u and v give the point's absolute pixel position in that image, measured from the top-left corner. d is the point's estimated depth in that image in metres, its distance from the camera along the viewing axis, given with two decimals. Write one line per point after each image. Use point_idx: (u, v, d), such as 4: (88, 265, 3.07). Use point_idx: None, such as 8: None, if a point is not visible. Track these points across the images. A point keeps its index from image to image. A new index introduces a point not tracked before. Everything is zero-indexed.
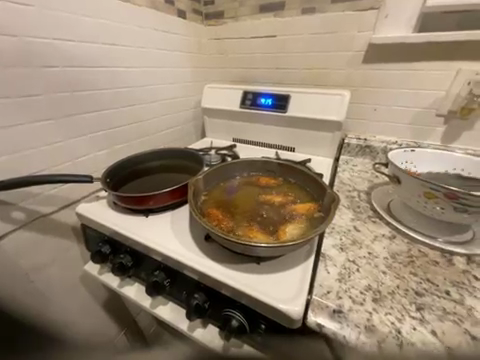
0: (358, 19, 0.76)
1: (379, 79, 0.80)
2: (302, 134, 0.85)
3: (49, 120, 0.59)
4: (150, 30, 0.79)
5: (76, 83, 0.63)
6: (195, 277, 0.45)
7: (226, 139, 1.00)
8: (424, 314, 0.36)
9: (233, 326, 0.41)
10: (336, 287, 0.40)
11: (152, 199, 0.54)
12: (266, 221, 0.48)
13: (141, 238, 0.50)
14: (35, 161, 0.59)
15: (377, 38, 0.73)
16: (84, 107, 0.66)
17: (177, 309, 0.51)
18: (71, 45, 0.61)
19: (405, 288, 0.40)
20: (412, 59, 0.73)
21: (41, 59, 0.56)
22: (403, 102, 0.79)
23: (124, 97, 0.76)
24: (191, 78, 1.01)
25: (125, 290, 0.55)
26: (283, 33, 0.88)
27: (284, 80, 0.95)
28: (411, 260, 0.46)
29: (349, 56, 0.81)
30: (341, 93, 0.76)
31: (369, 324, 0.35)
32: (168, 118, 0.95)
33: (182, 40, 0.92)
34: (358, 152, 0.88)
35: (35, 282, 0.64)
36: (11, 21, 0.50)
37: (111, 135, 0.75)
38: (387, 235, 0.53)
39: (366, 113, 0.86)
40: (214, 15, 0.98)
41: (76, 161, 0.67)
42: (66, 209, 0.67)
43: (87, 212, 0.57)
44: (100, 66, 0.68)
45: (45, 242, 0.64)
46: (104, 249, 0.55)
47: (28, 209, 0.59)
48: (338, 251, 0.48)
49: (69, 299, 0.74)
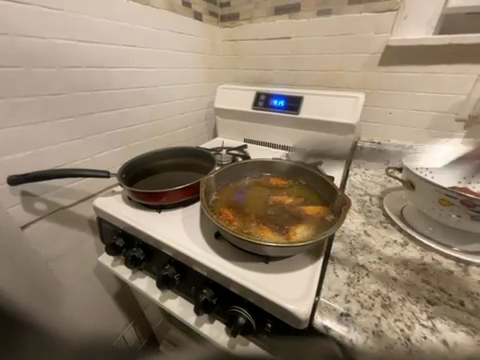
0: (376, 21, 0.74)
1: (395, 82, 0.78)
2: (314, 136, 0.84)
3: (71, 117, 0.63)
4: (167, 32, 0.82)
5: (97, 82, 0.66)
6: (205, 273, 0.46)
7: (237, 139, 1.01)
8: (436, 323, 0.36)
9: (240, 323, 0.42)
10: (344, 291, 0.40)
11: (164, 196, 0.56)
12: (276, 221, 0.48)
13: (153, 233, 0.52)
14: (57, 156, 0.62)
15: (395, 40, 0.72)
16: (103, 105, 0.69)
17: (186, 303, 0.53)
18: (93, 47, 0.63)
19: (416, 296, 0.40)
20: (431, 62, 0.71)
21: (66, 60, 0.59)
22: (420, 106, 0.77)
23: (140, 96, 0.79)
24: (204, 79, 1.03)
25: (137, 282, 0.57)
26: (297, 34, 0.88)
27: (297, 81, 0.95)
28: (424, 268, 0.45)
29: (365, 58, 0.80)
30: (355, 95, 0.75)
31: (378, 329, 0.35)
32: (182, 117, 0.98)
33: (197, 41, 0.94)
34: (371, 156, 0.86)
35: (53, 271, 0.66)
36: (40, 24, 0.53)
37: (127, 133, 0.78)
38: (399, 241, 0.52)
39: (381, 116, 0.84)
40: (229, 17, 0.99)
41: (94, 157, 0.71)
42: (84, 202, 0.71)
43: (103, 205, 0.60)
44: (119, 67, 0.71)
45: (64, 233, 0.68)
46: (118, 241, 0.58)
47: (49, 200, 0.62)
48: (347, 254, 0.48)
49: (83, 290, 0.77)
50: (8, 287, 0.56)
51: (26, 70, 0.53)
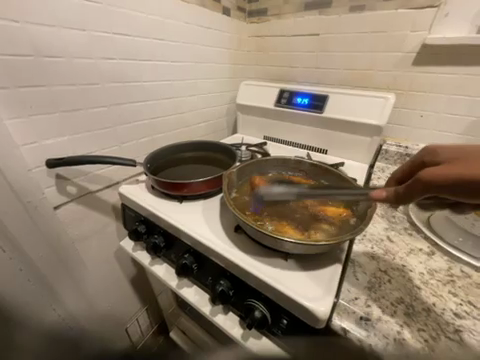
0: (413, 18, 0.70)
1: (430, 83, 0.74)
2: (337, 137, 0.82)
3: (103, 106, 0.66)
4: (195, 27, 0.83)
5: (128, 74, 0.69)
6: (223, 265, 0.47)
7: (257, 136, 1.01)
8: (463, 337, 0.34)
9: (256, 316, 0.42)
10: (364, 295, 0.40)
11: (187, 187, 0.57)
12: (297, 218, 0.48)
13: (175, 222, 0.53)
14: (89, 143, 0.66)
15: (433, 38, 0.68)
16: (133, 96, 0.72)
17: (201, 292, 0.54)
18: (127, 40, 0.66)
19: (442, 307, 0.38)
20: (472, 63, 0.67)
21: (102, 51, 0.62)
22: (455, 110, 0.73)
23: (166, 89, 0.81)
24: (228, 74, 1.03)
25: (155, 268, 0.59)
26: (327, 31, 0.85)
27: (323, 80, 0.93)
28: (451, 279, 0.43)
29: (398, 57, 0.76)
30: (385, 96, 0.72)
31: (399, 337, 0.34)
32: (204, 112, 0.99)
33: (224, 37, 0.95)
34: (396, 160, 0.83)
35: (78, 252, 0.71)
36: (82, 17, 0.56)
37: (153, 124, 0.81)
38: (425, 250, 0.49)
39: (411, 119, 0.80)
40: (257, 12, 0.98)
41: (121, 146, 0.74)
42: (109, 189, 0.75)
43: (128, 193, 0.63)
44: (149, 60, 0.73)
45: (90, 217, 0.72)
46: (140, 228, 0.61)
47: (79, 185, 0.66)
48: (368, 259, 0.47)
49: (103, 272, 0.81)
50: (40, 263, 0.61)
51: (66, 60, 0.56)
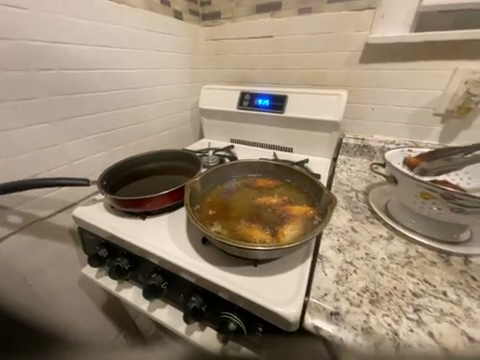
0: (355, 19, 0.75)
1: (376, 79, 0.80)
2: (300, 135, 0.84)
3: (45, 123, 0.59)
4: (146, 31, 0.79)
5: (72, 85, 0.63)
6: (193, 280, 0.44)
7: (224, 140, 0.99)
8: (422, 315, 0.36)
9: (231, 329, 0.41)
10: (333, 289, 0.40)
11: (149, 201, 0.54)
12: (263, 222, 0.48)
13: (138, 241, 0.49)
14: (30, 165, 0.58)
15: (374, 38, 0.73)
16: (81, 109, 0.66)
17: (175, 311, 0.51)
18: (67, 48, 0.60)
19: (402, 289, 0.40)
20: (408, 59, 0.73)
21: (36, 62, 0.55)
22: (400, 102, 0.79)
23: (121, 99, 0.76)
24: (188, 79, 1.01)
25: (123, 293, 0.55)
26: (280, 33, 0.88)
27: (282, 80, 0.95)
28: (409, 260, 0.46)
29: (346, 56, 0.81)
30: (338, 92, 0.76)
31: (367, 326, 0.35)
32: (166, 119, 0.95)
33: (179, 41, 0.92)
34: (356, 152, 0.87)
35: (33, 286, 0.63)
36: (5, 24, 0.50)
37: (108, 137, 0.75)
38: (385, 236, 0.53)
39: (364, 113, 0.86)
40: (211, 16, 0.97)
41: (73, 164, 0.67)
42: (64, 212, 0.67)
43: (84, 215, 0.57)
44: (96, 69, 0.68)
45: (42, 246, 0.64)
46: (102, 252, 0.55)
47: (24, 212, 0.59)
48: (335, 252, 0.48)
49: (68, 303, 0.73)
50: None
51: None
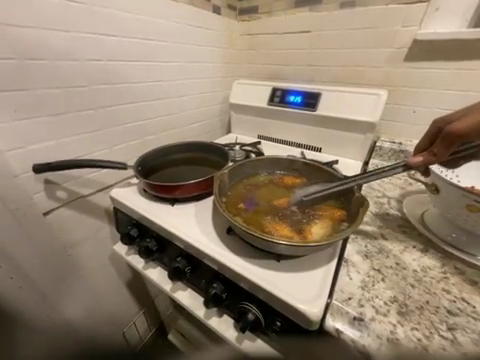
0: (403, 14, 0.70)
1: (422, 79, 0.74)
2: (331, 135, 0.81)
3: (91, 109, 0.65)
4: (185, 26, 0.82)
5: (116, 75, 0.68)
6: (215, 267, 0.46)
7: (251, 136, 1.00)
8: (457, 335, 0.34)
9: (249, 319, 0.42)
10: (358, 294, 0.39)
11: (178, 189, 0.56)
12: (288, 219, 0.48)
13: (166, 225, 0.52)
14: (77, 147, 0.64)
15: (423, 34, 0.67)
16: (123, 98, 0.71)
17: (195, 296, 0.53)
18: (115, 40, 0.65)
19: (436, 305, 0.38)
20: (462, 58, 0.67)
21: (87, 53, 0.60)
22: (448, 105, 0.72)
23: (157, 90, 0.80)
24: (220, 73, 1.03)
25: (149, 272, 0.58)
26: (318, 28, 0.85)
27: (316, 77, 0.92)
28: (445, 276, 0.43)
29: (389, 53, 0.76)
30: (377, 92, 0.72)
31: (393, 336, 0.34)
32: (196, 112, 0.98)
33: (215, 36, 0.94)
34: (391, 157, 0.82)
35: (71, 256, 0.70)
36: (66, 17, 0.55)
37: (144, 126, 0.80)
38: (419, 247, 0.49)
39: (404, 115, 0.80)
40: (248, 10, 0.98)
41: (112, 149, 0.73)
42: (101, 192, 0.74)
43: (119, 196, 0.62)
44: (138, 61, 0.72)
45: (81, 221, 0.71)
46: (133, 231, 0.60)
47: (69, 189, 0.65)
48: (362, 258, 0.46)
49: (100, 273, 0.80)
50: (32, 269, 0.60)
51: (51, 62, 0.55)
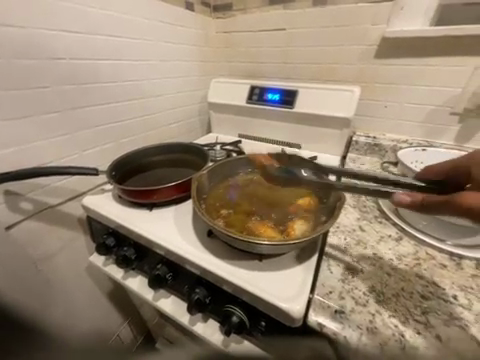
0: (372, 12, 0.72)
1: (392, 75, 0.77)
2: (309, 131, 0.83)
3: (56, 111, 0.60)
4: (156, 22, 0.78)
5: (82, 75, 0.63)
6: (197, 272, 0.45)
7: (232, 135, 0.99)
8: (430, 318, 0.35)
9: (233, 322, 0.41)
10: (339, 287, 0.40)
11: (156, 193, 0.54)
12: (270, 218, 0.48)
13: (144, 232, 0.50)
14: (41, 154, 0.59)
15: (391, 31, 0.70)
16: (92, 99, 0.67)
17: (178, 302, 0.52)
18: (80, 37, 0.61)
19: (410, 291, 0.39)
20: (426, 55, 0.71)
21: (49, 51, 0.56)
22: (415, 100, 0.76)
23: (130, 91, 0.76)
24: (197, 72, 1.00)
25: (129, 282, 0.56)
26: (292, 26, 0.85)
27: (292, 75, 0.93)
28: (418, 262, 0.45)
29: (361, 50, 0.78)
30: (350, 89, 0.74)
31: (372, 325, 0.35)
32: (174, 112, 0.95)
33: (189, 33, 0.91)
34: (366, 151, 0.85)
35: (44, 271, 0.65)
36: (20, 12, 0.50)
37: (118, 129, 0.76)
38: (394, 236, 0.51)
39: (377, 110, 0.83)
40: (222, 7, 0.96)
41: (82, 154, 0.68)
42: (74, 201, 0.69)
43: (92, 204, 0.58)
44: (107, 59, 0.68)
45: (52, 233, 0.66)
46: (109, 241, 0.56)
47: (35, 200, 0.60)
48: (342, 250, 0.47)
49: (77, 286, 0.76)
50: None
51: (6, 62, 0.50)
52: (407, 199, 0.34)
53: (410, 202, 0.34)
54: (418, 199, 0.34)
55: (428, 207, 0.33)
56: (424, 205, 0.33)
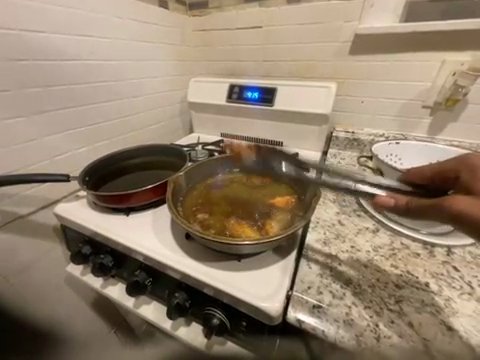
0: (344, 9, 0.74)
1: (366, 70, 0.79)
2: (289, 128, 0.83)
3: (21, 116, 0.57)
4: (128, 21, 0.75)
5: (49, 77, 0.60)
6: (176, 277, 0.44)
7: (214, 134, 0.98)
8: (403, 307, 0.37)
9: (214, 324, 0.41)
10: (317, 282, 0.40)
11: (131, 198, 0.52)
12: (248, 217, 0.48)
13: (120, 238, 0.48)
14: (6, 161, 0.56)
15: (363, 28, 0.72)
16: (61, 102, 0.64)
17: (161, 308, 0.51)
18: (44, 37, 0.57)
19: (385, 281, 0.41)
20: (397, 50, 0.73)
21: (9, 52, 0.52)
22: (390, 94, 0.78)
23: (104, 92, 0.74)
24: (175, 72, 0.98)
25: (108, 290, 0.54)
26: (269, 23, 0.85)
27: (272, 72, 0.93)
28: (393, 252, 0.46)
29: (336, 47, 0.80)
30: (327, 85, 0.75)
31: (348, 318, 0.35)
32: (153, 113, 0.93)
33: (164, 32, 0.89)
34: (346, 145, 0.87)
35: (16, 285, 0.63)
36: None
37: (92, 132, 0.73)
38: (371, 228, 0.53)
39: (354, 105, 0.85)
40: (198, 5, 0.95)
41: (54, 160, 0.65)
42: (46, 209, 0.66)
43: (65, 212, 0.55)
44: (75, 60, 0.65)
45: (25, 245, 0.63)
46: (85, 249, 0.54)
47: (3, 210, 0.57)
48: (321, 245, 0.48)
49: (56, 299, 0.73)
50: None
51: None
52: (390, 201, 0.35)
53: (394, 204, 0.34)
54: (403, 202, 0.34)
55: (413, 210, 0.33)
56: (409, 208, 0.33)
